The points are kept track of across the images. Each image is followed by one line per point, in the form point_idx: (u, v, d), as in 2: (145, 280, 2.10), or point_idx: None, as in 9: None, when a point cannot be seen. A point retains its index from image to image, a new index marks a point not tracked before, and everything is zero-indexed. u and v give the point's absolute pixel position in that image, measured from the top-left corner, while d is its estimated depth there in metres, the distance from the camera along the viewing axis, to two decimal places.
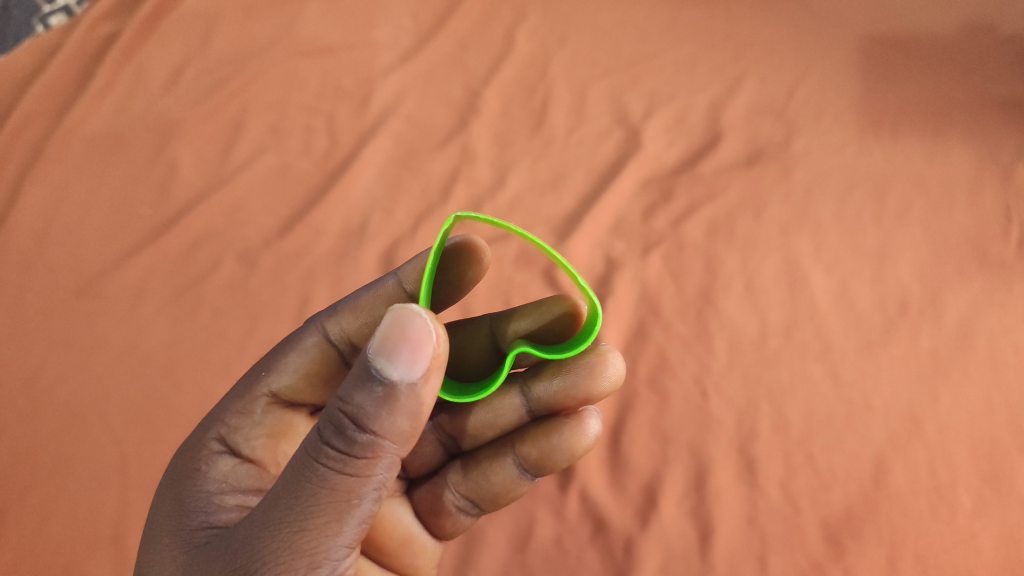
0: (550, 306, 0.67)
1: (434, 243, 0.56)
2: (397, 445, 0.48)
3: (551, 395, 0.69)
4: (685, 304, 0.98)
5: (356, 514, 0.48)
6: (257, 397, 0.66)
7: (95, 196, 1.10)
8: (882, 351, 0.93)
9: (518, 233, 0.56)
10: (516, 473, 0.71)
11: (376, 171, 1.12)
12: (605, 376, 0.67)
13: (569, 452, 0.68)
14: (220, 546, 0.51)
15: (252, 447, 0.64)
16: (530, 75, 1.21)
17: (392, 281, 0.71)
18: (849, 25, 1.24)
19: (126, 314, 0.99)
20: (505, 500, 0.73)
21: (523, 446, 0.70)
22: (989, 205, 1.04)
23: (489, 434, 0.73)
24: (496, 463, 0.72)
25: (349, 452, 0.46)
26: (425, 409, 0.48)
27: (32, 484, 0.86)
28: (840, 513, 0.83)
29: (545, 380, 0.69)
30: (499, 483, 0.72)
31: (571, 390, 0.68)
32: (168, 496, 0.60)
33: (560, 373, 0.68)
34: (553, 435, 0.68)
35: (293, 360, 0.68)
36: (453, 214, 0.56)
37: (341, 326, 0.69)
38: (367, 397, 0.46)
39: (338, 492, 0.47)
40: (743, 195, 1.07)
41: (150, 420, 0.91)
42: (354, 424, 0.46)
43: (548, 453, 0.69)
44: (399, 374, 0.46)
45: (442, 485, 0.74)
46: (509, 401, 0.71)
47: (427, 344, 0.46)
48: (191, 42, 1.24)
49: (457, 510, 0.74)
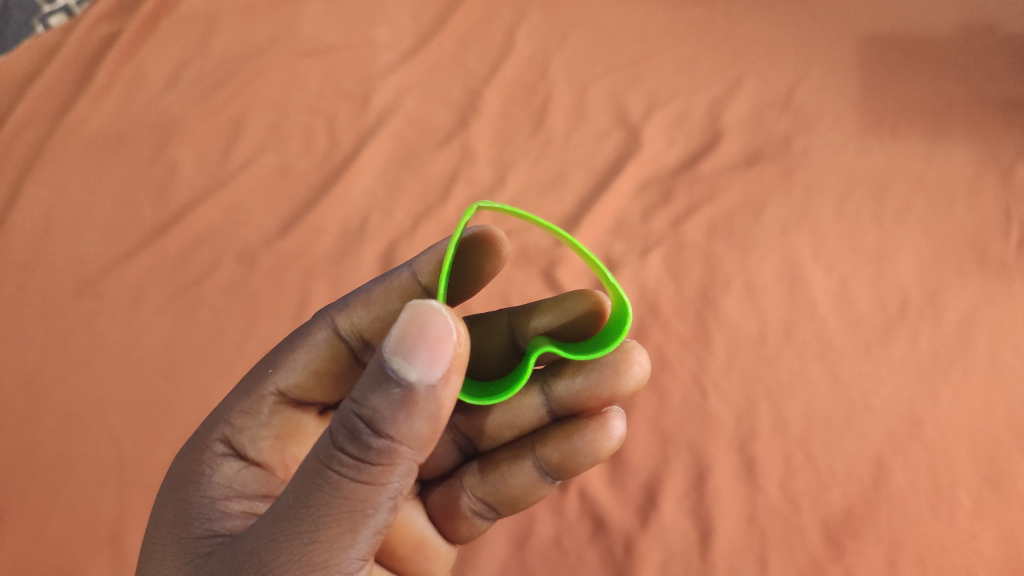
0: (572, 303, 0.67)
1: (453, 236, 0.54)
2: (414, 452, 0.48)
3: (572, 395, 0.69)
4: (684, 304, 0.98)
5: (370, 524, 0.48)
6: (264, 396, 0.66)
7: (95, 196, 1.10)
8: (881, 351, 0.93)
9: (542, 225, 0.54)
10: (535, 476, 0.71)
11: (376, 171, 1.12)
12: (629, 375, 0.66)
13: (592, 456, 0.68)
14: (226, 556, 0.50)
15: (258, 449, 0.64)
16: (530, 75, 1.21)
17: (405, 273, 0.70)
18: (849, 25, 1.24)
19: (126, 313, 0.99)
20: (523, 504, 0.73)
21: (544, 449, 0.70)
22: (989, 205, 1.04)
23: (507, 435, 0.73)
24: (515, 466, 0.71)
25: (364, 458, 0.46)
26: (443, 413, 0.48)
27: (32, 483, 0.86)
28: (839, 512, 0.83)
29: (567, 379, 0.69)
30: (518, 487, 0.71)
31: (594, 389, 0.67)
32: (169, 502, 0.59)
33: (583, 371, 0.67)
34: (576, 438, 0.68)
35: (302, 357, 0.68)
36: (475, 204, 0.54)
37: (352, 320, 0.69)
38: (383, 401, 0.45)
39: (351, 501, 0.47)
40: (742, 195, 1.07)
41: (150, 420, 0.91)
42: (369, 428, 0.46)
43: (570, 456, 0.68)
44: (416, 376, 0.45)
45: (457, 489, 0.74)
46: (528, 400, 0.71)
47: (447, 344, 0.46)
48: (192, 42, 1.24)
49: (474, 514, 0.74)
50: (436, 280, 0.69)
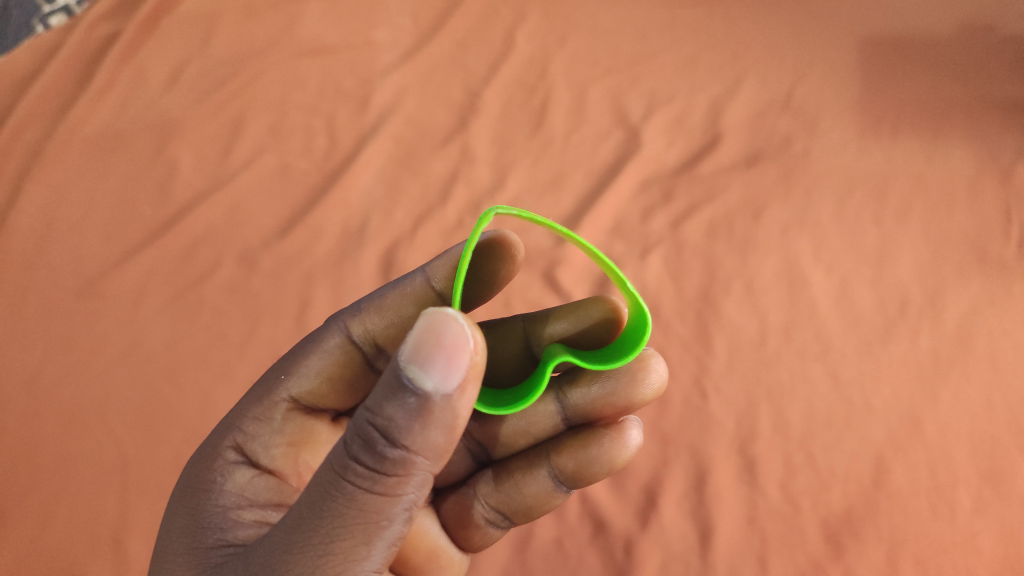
0: (589, 309, 0.68)
1: (468, 240, 0.51)
2: (429, 462, 0.48)
3: (588, 402, 0.69)
4: (684, 305, 0.98)
5: (385, 537, 0.49)
6: (277, 402, 0.66)
7: (96, 197, 1.10)
8: (881, 351, 0.93)
9: (562, 233, 0.51)
10: (550, 485, 0.70)
11: (376, 172, 1.12)
12: (647, 384, 0.68)
13: (608, 464, 0.67)
14: (238, 566, 0.51)
15: (271, 457, 0.64)
16: (529, 75, 1.21)
17: (420, 278, 0.69)
18: (849, 26, 1.24)
19: (127, 314, 0.99)
20: (536, 513, 0.72)
21: (559, 458, 0.69)
22: (989, 205, 1.04)
23: (522, 443, 0.73)
24: (529, 474, 0.71)
25: (379, 469, 0.46)
26: (459, 423, 0.48)
27: (34, 484, 0.86)
28: (839, 512, 0.83)
29: (583, 386, 0.69)
30: (532, 496, 0.71)
31: (610, 397, 0.68)
32: (180, 510, 0.60)
33: (599, 380, 0.68)
34: (592, 447, 0.67)
35: (315, 363, 0.68)
36: (490, 208, 0.51)
37: (365, 326, 0.69)
38: (398, 410, 0.45)
39: (366, 513, 0.47)
40: (742, 196, 1.07)
41: (151, 420, 0.91)
42: (384, 438, 0.46)
43: (585, 465, 0.68)
44: (433, 384, 0.45)
45: (470, 497, 0.74)
46: (544, 407, 0.71)
47: (464, 352, 0.46)
48: (191, 42, 1.24)
49: (487, 523, 0.73)
50: (449, 286, 0.68)
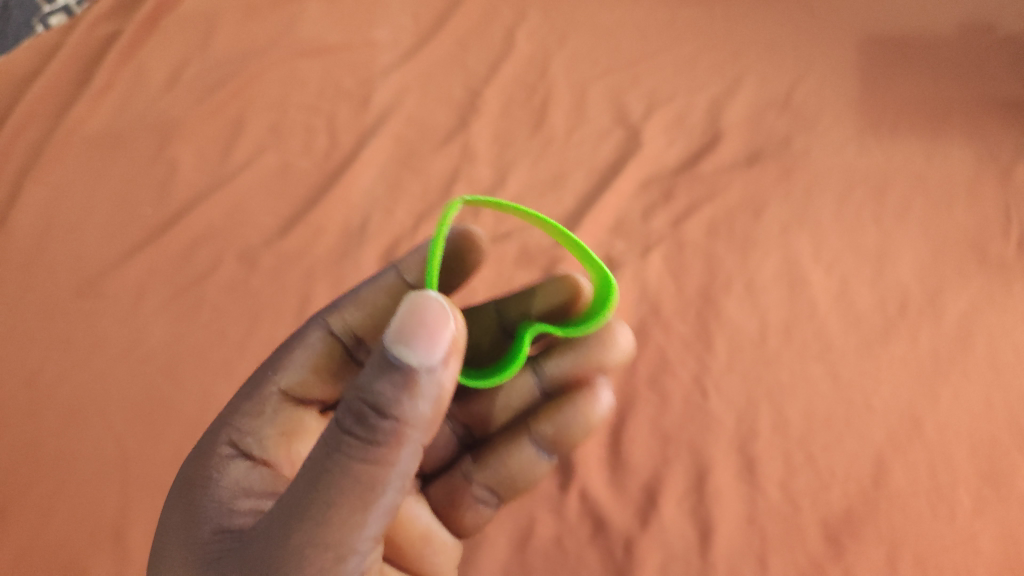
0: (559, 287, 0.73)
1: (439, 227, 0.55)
2: (419, 433, 0.48)
3: (561, 371, 0.81)
4: (684, 304, 0.98)
5: (381, 507, 0.49)
6: (269, 396, 0.66)
7: (96, 195, 1.10)
8: (881, 350, 0.93)
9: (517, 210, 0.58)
10: (533, 452, 0.80)
11: (376, 172, 1.12)
12: (614, 348, 0.78)
13: (583, 426, 0.78)
14: (236, 554, 0.50)
15: (264, 448, 0.64)
16: (530, 75, 1.21)
17: (392, 273, 0.71)
18: (848, 26, 1.24)
19: (127, 313, 0.99)
20: (523, 484, 0.81)
21: (540, 426, 0.79)
22: (989, 205, 1.04)
23: (506, 418, 0.84)
24: (516, 446, 0.80)
25: (371, 441, 0.46)
26: (445, 394, 0.48)
27: (33, 483, 0.86)
28: (839, 512, 0.83)
29: (556, 358, 0.81)
30: (518, 466, 0.80)
31: (579, 366, 0.80)
32: (177, 507, 0.60)
33: (569, 350, 0.80)
34: (568, 410, 0.78)
35: (301, 356, 0.68)
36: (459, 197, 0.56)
37: (344, 318, 0.70)
38: (387, 384, 0.46)
39: (360, 485, 0.47)
40: (742, 195, 1.07)
41: (151, 419, 0.91)
42: (374, 411, 0.46)
43: (563, 429, 0.78)
44: (418, 358, 0.46)
45: (460, 478, 0.82)
46: (523, 381, 0.83)
47: (445, 329, 0.47)
48: (191, 42, 1.24)
49: (477, 501, 0.80)
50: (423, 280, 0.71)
